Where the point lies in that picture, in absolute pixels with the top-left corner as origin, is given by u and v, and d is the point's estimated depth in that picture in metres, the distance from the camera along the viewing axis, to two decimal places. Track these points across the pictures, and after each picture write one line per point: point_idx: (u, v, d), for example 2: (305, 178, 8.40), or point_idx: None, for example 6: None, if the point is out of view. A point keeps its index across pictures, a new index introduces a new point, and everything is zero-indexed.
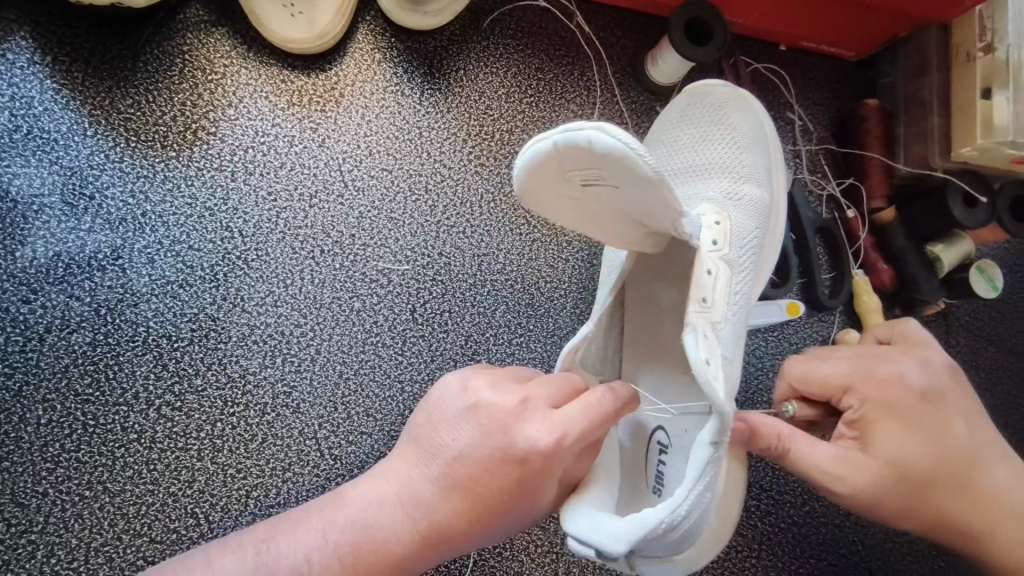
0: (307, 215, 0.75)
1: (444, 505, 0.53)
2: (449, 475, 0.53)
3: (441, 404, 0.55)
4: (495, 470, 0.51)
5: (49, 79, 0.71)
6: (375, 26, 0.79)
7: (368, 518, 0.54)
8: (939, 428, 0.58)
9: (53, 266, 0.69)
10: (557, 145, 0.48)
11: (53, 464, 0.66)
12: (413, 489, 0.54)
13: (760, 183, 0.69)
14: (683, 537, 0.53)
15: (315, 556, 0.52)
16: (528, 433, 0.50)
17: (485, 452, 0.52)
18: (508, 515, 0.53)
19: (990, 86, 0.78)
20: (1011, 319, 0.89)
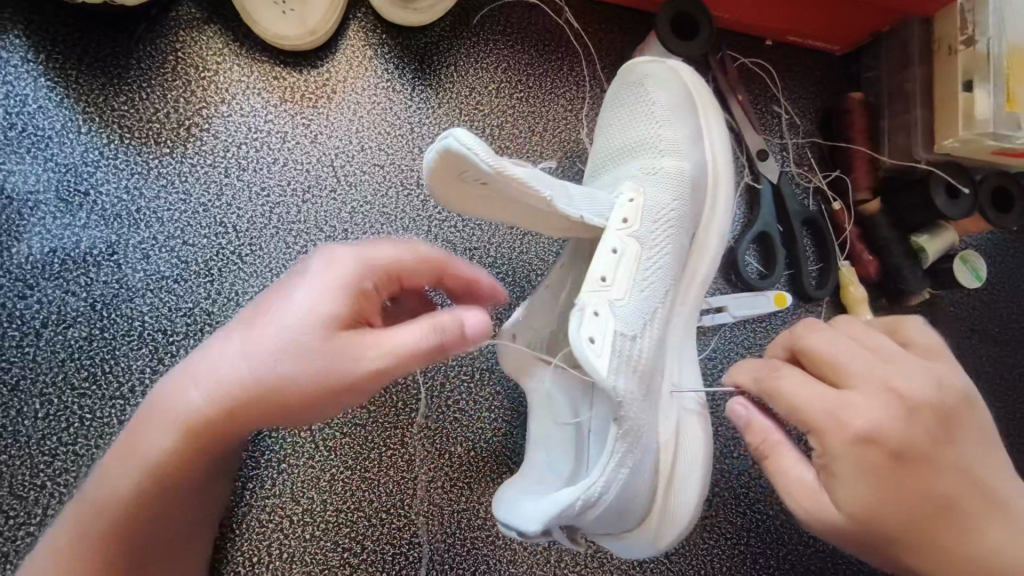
0: (300, 210, 0.76)
1: (266, 383, 0.51)
2: (253, 355, 0.51)
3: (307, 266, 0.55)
4: (293, 350, 0.51)
5: (43, 77, 0.72)
6: (366, 23, 0.80)
7: (195, 407, 0.52)
8: (921, 472, 0.49)
9: (49, 262, 0.70)
10: (428, 158, 0.55)
11: (51, 457, 0.67)
12: (222, 373, 0.52)
13: (688, 156, 0.71)
14: (620, 515, 0.58)
15: (160, 443, 0.53)
16: (296, 305, 0.52)
17: (271, 327, 0.51)
18: (326, 399, 0.52)
19: (972, 79, 0.79)
20: (994, 308, 0.91)
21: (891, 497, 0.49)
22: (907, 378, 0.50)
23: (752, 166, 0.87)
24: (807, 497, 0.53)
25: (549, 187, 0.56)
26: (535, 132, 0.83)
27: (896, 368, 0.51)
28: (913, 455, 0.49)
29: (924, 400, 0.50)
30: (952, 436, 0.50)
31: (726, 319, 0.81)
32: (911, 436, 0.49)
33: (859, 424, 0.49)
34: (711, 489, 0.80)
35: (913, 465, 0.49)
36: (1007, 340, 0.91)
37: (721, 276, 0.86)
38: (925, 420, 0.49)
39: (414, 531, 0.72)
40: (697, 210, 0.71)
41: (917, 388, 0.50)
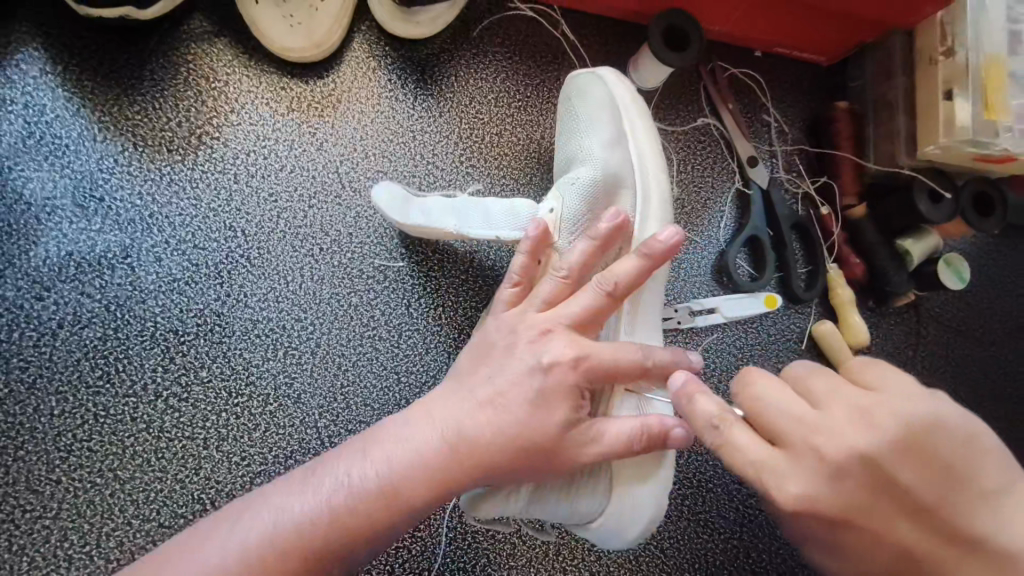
0: (307, 214, 0.79)
1: (482, 428, 0.53)
2: (492, 398, 0.55)
3: (491, 339, 0.59)
4: (513, 390, 0.55)
5: (60, 87, 0.75)
6: (370, 35, 0.84)
7: (389, 456, 0.53)
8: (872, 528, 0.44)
9: (65, 265, 0.72)
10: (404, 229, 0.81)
11: (66, 452, 0.69)
12: (423, 434, 0.53)
13: (601, 163, 0.70)
14: (578, 503, 0.61)
15: (291, 504, 0.50)
16: (552, 349, 0.56)
17: (516, 378, 0.55)
18: (528, 467, 0.54)
19: (951, 88, 0.81)
20: (979, 310, 0.94)
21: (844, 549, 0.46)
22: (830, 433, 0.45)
23: (744, 173, 0.91)
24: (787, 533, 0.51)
25: (451, 219, 0.73)
26: (533, 139, 0.86)
27: (829, 428, 0.45)
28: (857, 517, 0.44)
29: (857, 461, 0.44)
30: (902, 487, 0.43)
31: (718, 320, 0.86)
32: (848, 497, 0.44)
33: (783, 502, 0.45)
34: (706, 485, 0.83)
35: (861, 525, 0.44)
36: (989, 340, 0.94)
37: (713, 279, 0.89)
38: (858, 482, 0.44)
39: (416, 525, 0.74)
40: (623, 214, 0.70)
41: (846, 452, 0.44)
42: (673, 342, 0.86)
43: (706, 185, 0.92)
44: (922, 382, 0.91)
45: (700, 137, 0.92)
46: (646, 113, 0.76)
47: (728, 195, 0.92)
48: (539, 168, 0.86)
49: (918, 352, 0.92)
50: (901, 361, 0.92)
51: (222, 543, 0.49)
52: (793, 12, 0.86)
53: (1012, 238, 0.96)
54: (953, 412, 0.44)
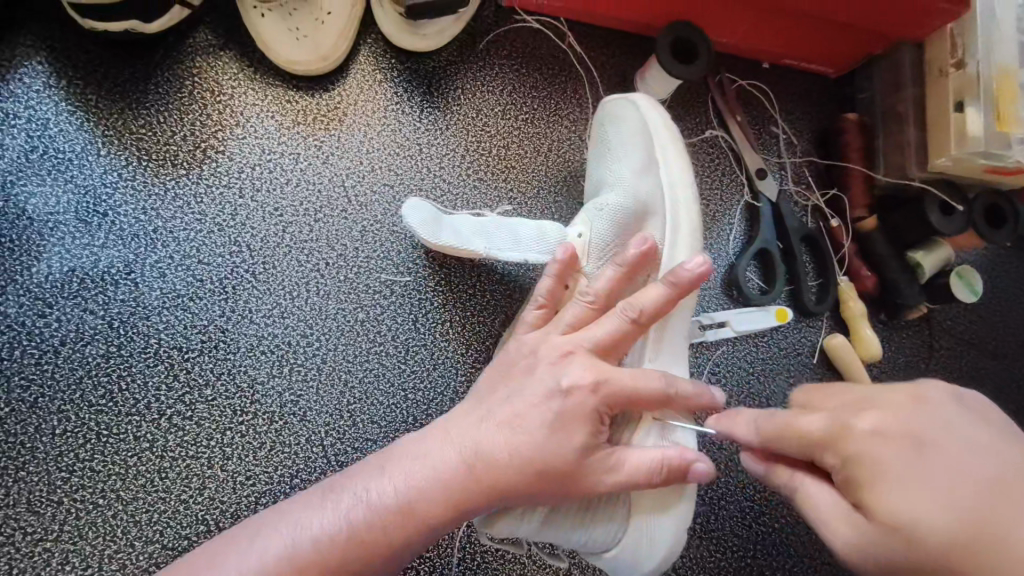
0: (312, 229, 0.78)
1: (500, 448, 0.52)
2: (512, 420, 0.53)
3: (523, 358, 0.58)
4: (533, 412, 0.53)
5: (64, 101, 0.74)
6: (377, 48, 0.83)
7: (408, 473, 0.52)
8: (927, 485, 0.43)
9: (68, 281, 0.71)
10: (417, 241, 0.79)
11: (68, 473, 0.68)
12: (443, 451, 0.52)
13: (625, 188, 0.70)
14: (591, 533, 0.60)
15: (307, 520, 0.50)
16: (571, 373, 0.54)
17: (535, 402, 0.53)
18: (547, 491, 0.53)
19: (963, 99, 0.81)
20: (992, 322, 0.93)
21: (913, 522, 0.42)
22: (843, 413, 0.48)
23: (752, 185, 0.90)
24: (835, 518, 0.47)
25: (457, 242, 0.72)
26: (541, 152, 0.85)
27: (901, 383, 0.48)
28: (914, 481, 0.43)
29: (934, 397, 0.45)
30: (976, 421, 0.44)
31: (728, 334, 0.83)
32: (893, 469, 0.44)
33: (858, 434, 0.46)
34: (719, 503, 0.82)
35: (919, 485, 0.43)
36: (1002, 353, 0.93)
37: (723, 292, 0.88)
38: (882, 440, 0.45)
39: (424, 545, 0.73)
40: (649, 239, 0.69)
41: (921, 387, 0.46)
42: None
43: (714, 197, 0.91)
44: None
45: (708, 150, 0.92)
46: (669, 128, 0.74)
47: (736, 207, 0.91)
48: (546, 181, 0.85)
49: (930, 366, 0.91)
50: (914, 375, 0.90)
51: (240, 559, 0.48)
52: (796, 22, 0.86)
53: None
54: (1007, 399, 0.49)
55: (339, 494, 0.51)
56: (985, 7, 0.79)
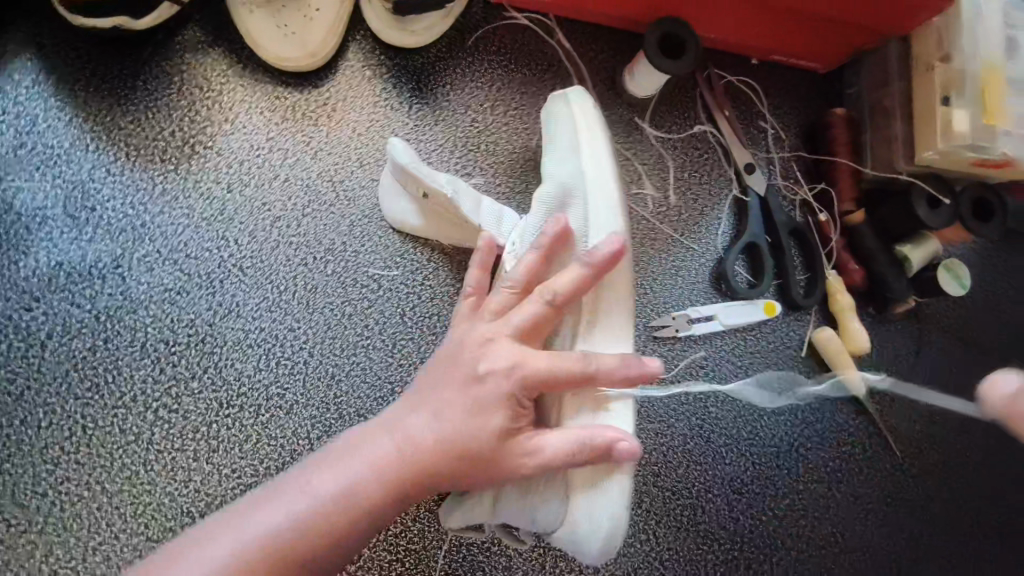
0: (300, 224, 0.78)
1: (431, 433, 0.54)
2: (439, 406, 0.56)
3: (461, 345, 0.59)
4: (457, 396, 0.56)
5: (53, 97, 0.74)
6: (366, 44, 0.83)
7: (348, 465, 0.53)
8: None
9: (55, 275, 0.72)
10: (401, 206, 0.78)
11: (54, 465, 0.68)
12: (380, 440, 0.54)
13: (557, 176, 0.72)
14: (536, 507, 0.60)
15: (254, 521, 0.50)
16: (492, 357, 0.57)
17: (457, 387, 0.56)
18: (483, 472, 0.55)
19: (948, 94, 0.81)
20: (980, 317, 0.94)
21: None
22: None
23: (741, 180, 0.90)
24: None
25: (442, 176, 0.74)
26: (529, 147, 0.86)
27: None
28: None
29: None
30: None
31: (717, 328, 0.84)
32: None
33: None
34: (705, 496, 0.83)
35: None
36: (991, 348, 0.93)
37: (711, 286, 0.89)
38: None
39: (411, 537, 0.73)
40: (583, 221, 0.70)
41: None
42: (670, 351, 0.85)
43: (703, 192, 0.91)
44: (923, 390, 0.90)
45: (696, 144, 0.92)
46: (598, 123, 0.74)
47: (725, 202, 0.91)
48: (534, 176, 0.85)
49: (919, 360, 0.91)
50: (902, 369, 0.91)
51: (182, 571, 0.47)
52: (785, 19, 0.86)
53: (1012, 245, 0.96)
54: None
55: (280, 490, 0.52)
56: (969, 1, 0.79)
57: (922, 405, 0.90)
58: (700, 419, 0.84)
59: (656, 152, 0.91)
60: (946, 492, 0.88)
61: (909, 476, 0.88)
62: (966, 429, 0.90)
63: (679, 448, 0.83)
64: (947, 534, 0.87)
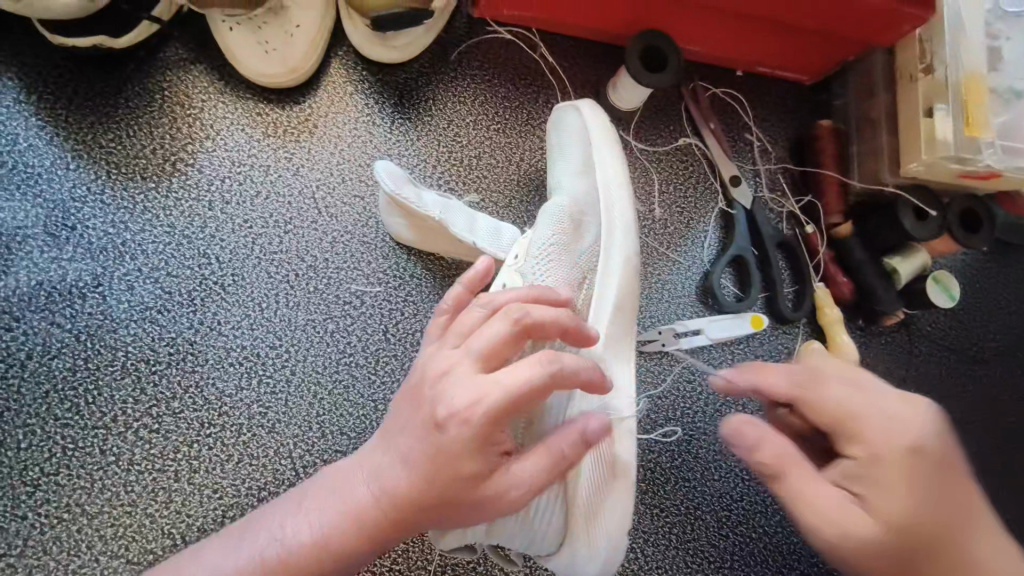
0: (282, 240, 0.78)
1: (402, 479, 0.48)
2: (409, 450, 0.49)
3: (423, 375, 0.50)
4: (421, 442, 0.48)
5: (34, 116, 0.74)
6: (348, 60, 0.84)
7: (327, 505, 0.50)
8: (981, 544, 0.49)
9: (35, 295, 0.71)
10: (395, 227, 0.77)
11: (33, 487, 0.67)
12: (356, 479, 0.50)
13: (569, 190, 0.74)
14: (535, 533, 0.61)
15: (222, 564, 0.49)
16: (450, 395, 0.47)
17: (420, 430, 0.48)
18: (463, 509, 0.49)
19: (932, 104, 0.80)
20: (971, 328, 0.93)
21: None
22: (880, 432, 0.51)
23: (727, 192, 0.90)
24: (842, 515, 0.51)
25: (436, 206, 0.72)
26: (513, 161, 0.85)
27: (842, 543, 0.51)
28: (931, 542, 0.49)
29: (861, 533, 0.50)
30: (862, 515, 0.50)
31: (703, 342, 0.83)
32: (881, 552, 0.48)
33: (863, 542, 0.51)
34: (694, 513, 0.81)
35: (925, 559, 0.49)
36: (983, 359, 0.93)
37: (698, 299, 0.88)
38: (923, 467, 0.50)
39: (394, 557, 0.72)
40: (593, 239, 0.72)
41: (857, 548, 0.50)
42: (658, 365, 0.84)
43: (689, 205, 0.91)
44: None
45: (682, 157, 0.92)
46: (615, 143, 0.78)
47: (712, 215, 0.91)
48: (518, 190, 0.85)
49: (910, 373, 0.90)
50: (893, 381, 0.90)
51: None
52: (766, 33, 0.86)
53: (1002, 255, 0.95)
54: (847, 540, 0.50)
55: (259, 528, 0.51)
56: (951, 11, 0.78)
57: None
58: (687, 434, 0.84)
59: (642, 165, 0.90)
60: None
61: None
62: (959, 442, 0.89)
63: (668, 464, 0.82)
64: None
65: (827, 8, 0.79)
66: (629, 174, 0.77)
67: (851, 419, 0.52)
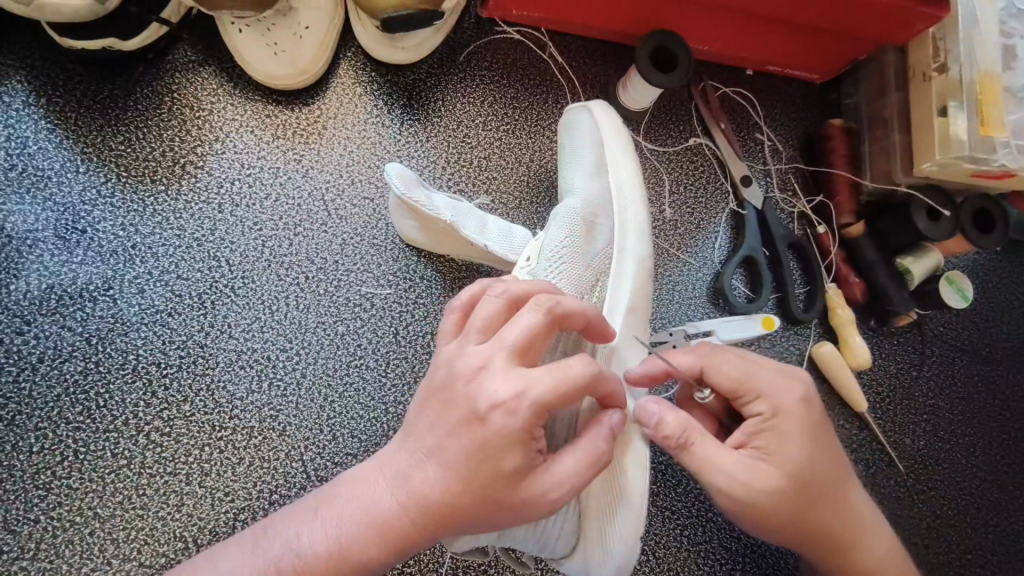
0: (292, 243, 0.77)
1: (433, 482, 0.47)
2: (440, 451, 0.48)
3: (453, 372, 0.48)
4: (457, 439, 0.47)
5: (44, 119, 0.74)
6: (357, 61, 0.83)
7: (349, 515, 0.49)
8: (846, 479, 0.59)
9: (46, 298, 0.71)
10: (405, 227, 0.76)
11: (45, 491, 0.67)
12: (378, 486, 0.49)
13: (582, 192, 0.73)
14: (548, 535, 0.61)
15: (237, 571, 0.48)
16: (491, 389, 0.47)
17: (456, 427, 0.47)
18: (493, 515, 0.48)
19: (946, 103, 0.79)
20: (984, 328, 0.92)
21: (874, 539, 0.61)
22: (775, 392, 0.56)
23: (738, 193, 0.89)
24: (749, 472, 0.55)
25: (448, 210, 0.72)
26: (523, 162, 0.85)
27: (756, 503, 0.55)
28: (817, 485, 0.56)
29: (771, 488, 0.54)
30: (774, 462, 0.55)
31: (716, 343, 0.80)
32: (777, 498, 0.54)
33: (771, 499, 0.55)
34: (706, 515, 0.81)
35: (809, 499, 0.56)
36: (996, 360, 0.92)
37: (709, 300, 0.87)
38: (808, 421, 0.56)
39: (406, 560, 0.72)
40: (606, 241, 0.72)
41: (763, 503, 0.55)
42: None
43: (699, 205, 0.90)
44: (927, 403, 0.89)
45: (692, 157, 0.91)
46: (628, 143, 0.77)
47: (722, 215, 0.90)
48: (528, 191, 0.84)
49: (923, 373, 0.90)
50: (905, 382, 0.89)
51: None
52: (777, 33, 0.85)
53: (1014, 254, 0.95)
54: (759, 497, 0.54)
55: (276, 540, 0.50)
56: (965, 10, 0.77)
57: (927, 419, 0.88)
58: None
59: (651, 164, 0.90)
60: (954, 508, 0.86)
61: (916, 493, 0.85)
62: (972, 443, 0.89)
63: (679, 466, 0.82)
64: (958, 553, 0.84)
65: (839, 7, 0.78)
66: (643, 176, 0.77)
67: (749, 384, 0.57)
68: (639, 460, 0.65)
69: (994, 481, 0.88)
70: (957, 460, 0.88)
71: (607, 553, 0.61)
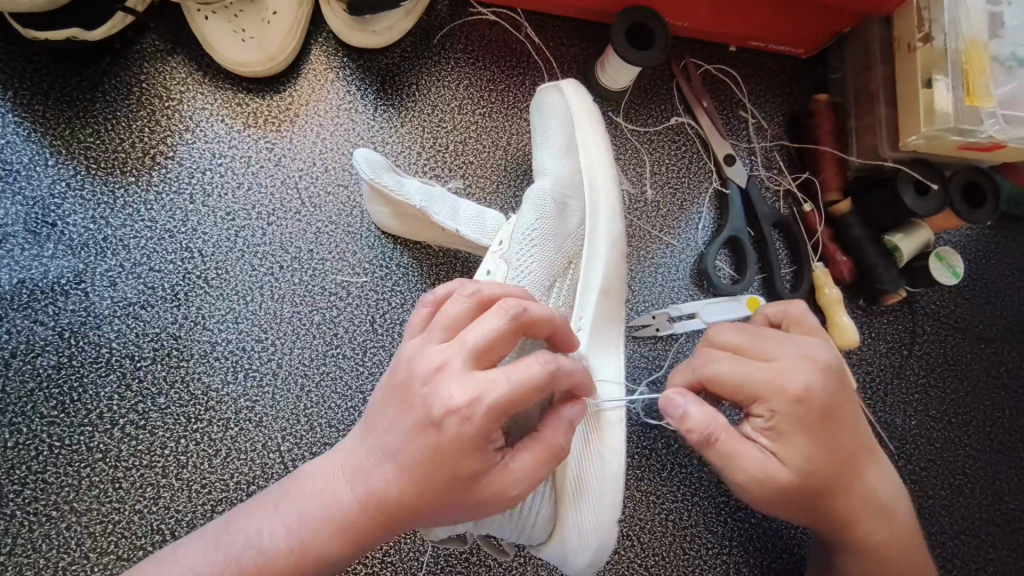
0: (264, 233, 0.77)
1: (390, 480, 0.46)
2: (398, 451, 0.46)
3: (411, 374, 0.47)
4: (413, 441, 0.46)
5: (11, 113, 0.74)
6: (328, 47, 0.82)
7: (308, 510, 0.48)
8: (864, 453, 0.56)
9: (17, 293, 0.71)
10: (375, 214, 0.75)
11: (20, 485, 0.67)
12: (338, 481, 0.48)
13: (551, 173, 0.72)
14: (525, 521, 0.59)
15: (199, 568, 0.48)
16: (448, 393, 0.45)
17: (412, 431, 0.46)
18: (452, 511, 0.47)
19: (931, 74, 0.77)
20: (977, 305, 0.91)
21: (905, 509, 0.60)
22: (781, 389, 0.52)
23: (721, 171, 0.87)
24: (758, 471, 0.54)
25: (419, 196, 0.71)
26: (499, 146, 0.84)
27: (767, 495, 0.55)
28: (827, 476, 0.54)
29: (782, 484, 0.53)
30: (779, 460, 0.53)
31: (698, 325, 0.79)
32: (782, 491, 0.54)
33: (779, 493, 0.54)
34: (692, 500, 0.80)
35: (824, 488, 0.55)
36: (990, 337, 0.90)
37: (693, 282, 0.86)
38: (822, 408, 0.52)
39: (386, 549, 0.72)
40: (578, 221, 0.71)
41: (771, 496, 0.55)
42: (651, 350, 0.83)
43: (682, 185, 0.88)
44: (918, 382, 0.87)
45: (673, 137, 0.89)
46: (600, 129, 0.75)
47: (705, 194, 0.89)
48: (506, 175, 0.83)
49: (914, 352, 0.88)
50: (897, 361, 0.88)
51: None
52: (756, 7, 0.83)
53: (1008, 229, 0.93)
54: (765, 493, 0.54)
55: (235, 537, 0.49)
56: None
57: (919, 398, 0.87)
58: None
59: (632, 146, 0.88)
60: (948, 488, 0.84)
61: (907, 474, 0.84)
62: (966, 421, 0.87)
63: (665, 451, 0.81)
64: (952, 533, 0.83)
65: None
66: (616, 162, 0.75)
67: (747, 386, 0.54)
68: (615, 447, 0.63)
69: (987, 459, 0.86)
70: (949, 439, 0.86)
71: (582, 541, 0.61)
